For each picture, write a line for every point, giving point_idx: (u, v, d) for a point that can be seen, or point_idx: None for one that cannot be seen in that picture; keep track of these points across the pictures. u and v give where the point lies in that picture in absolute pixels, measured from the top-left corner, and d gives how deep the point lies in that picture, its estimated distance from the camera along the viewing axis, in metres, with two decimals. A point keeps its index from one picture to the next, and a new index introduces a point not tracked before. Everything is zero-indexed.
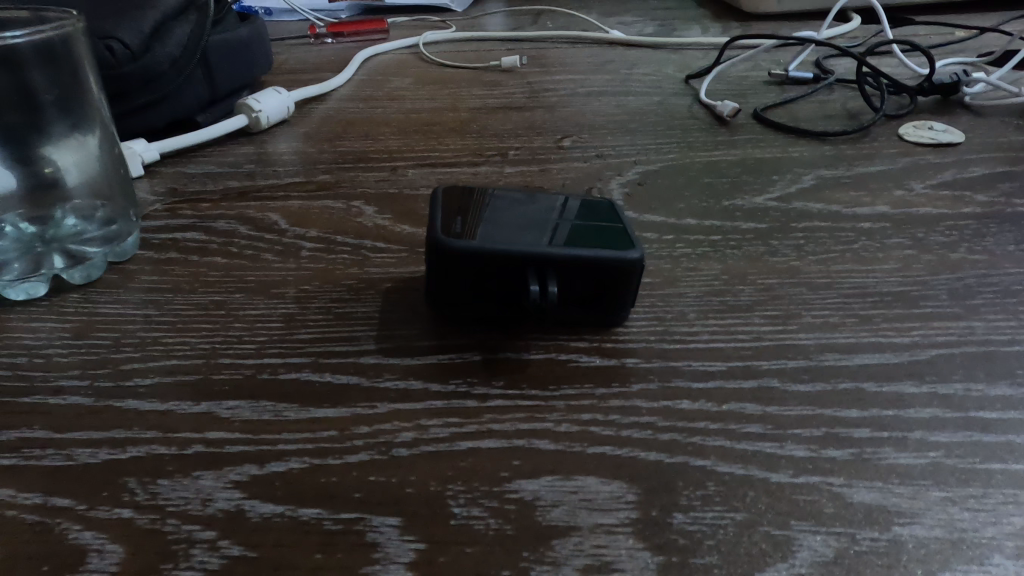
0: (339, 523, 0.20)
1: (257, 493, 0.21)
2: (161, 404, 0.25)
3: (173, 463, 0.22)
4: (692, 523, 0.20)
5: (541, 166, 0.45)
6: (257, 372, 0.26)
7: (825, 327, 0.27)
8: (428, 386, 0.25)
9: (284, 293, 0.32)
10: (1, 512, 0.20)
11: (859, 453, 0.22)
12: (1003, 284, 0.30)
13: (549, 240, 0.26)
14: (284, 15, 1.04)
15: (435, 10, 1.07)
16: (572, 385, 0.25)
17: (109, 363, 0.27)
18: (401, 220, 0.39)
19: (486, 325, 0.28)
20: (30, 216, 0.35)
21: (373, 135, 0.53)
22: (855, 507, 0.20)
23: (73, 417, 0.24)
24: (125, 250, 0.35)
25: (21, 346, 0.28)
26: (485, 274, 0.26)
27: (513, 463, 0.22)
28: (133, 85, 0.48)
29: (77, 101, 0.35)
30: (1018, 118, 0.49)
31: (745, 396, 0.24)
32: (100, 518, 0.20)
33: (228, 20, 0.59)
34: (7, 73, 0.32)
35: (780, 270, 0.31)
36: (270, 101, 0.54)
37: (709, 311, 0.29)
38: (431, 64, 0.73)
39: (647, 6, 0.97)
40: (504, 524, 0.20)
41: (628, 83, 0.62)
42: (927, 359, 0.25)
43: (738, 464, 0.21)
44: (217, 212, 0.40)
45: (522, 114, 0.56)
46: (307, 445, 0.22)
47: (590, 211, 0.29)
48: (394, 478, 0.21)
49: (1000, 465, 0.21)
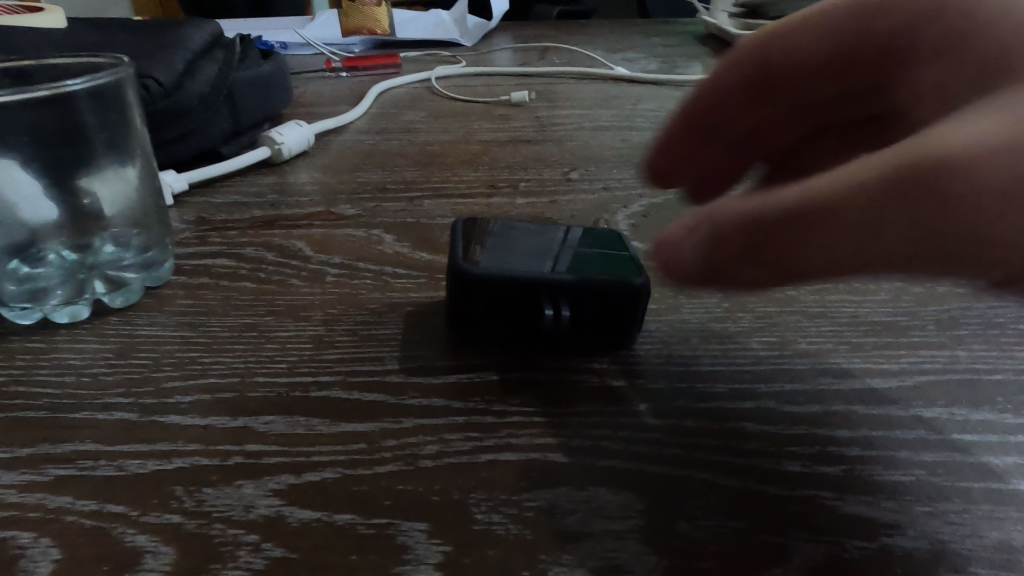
0: (371, 527, 0.22)
1: (295, 500, 0.23)
2: (201, 419, 0.26)
3: (216, 473, 0.24)
4: (695, 530, 0.21)
5: (551, 197, 0.48)
6: (289, 389, 0.28)
7: (819, 353, 0.29)
8: (449, 403, 0.27)
9: (311, 316, 0.34)
10: (61, 518, 0.22)
11: (849, 470, 0.23)
12: (986, 315, 0.32)
13: (560, 269, 0.28)
14: (300, 50, 1.08)
15: (445, 45, 1.12)
16: (583, 403, 0.27)
17: (151, 381, 0.29)
18: (419, 248, 0.41)
19: (501, 348, 0.30)
20: (71, 244, 0.37)
21: (390, 167, 0.55)
22: (845, 518, 0.22)
23: (120, 431, 0.26)
24: (160, 275, 0.37)
25: (67, 365, 0.30)
26: (503, 299, 0.28)
27: (530, 474, 0.23)
28: (164, 120, 0.50)
29: (121, 140, 0.37)
30: None
31: (745, 415, 0.26)
32: (152, 523, 0.22)
33: (250, 58, 0.63)
34: (63, 115, 0.34)
35: (777, 299, 0.33)
36: (292, 133, 0.57)
37: (710, 336, 0.31)
38: (443, 98, 0.76)
39: (650, 43, 1.00)
40: (523, 529, 0.21)
41: (633, 119, 0.65)
42: (915, 385, 0.27)
43: (738, 477, 0.23)
44: (244, 239, 0.43)
45: (532, 148, 0.58)
46: (340, 457, 0.24)
47: (598, 241, 0.32)
48: (420, 487, 0.23)
49: (980, 483, 0.23)
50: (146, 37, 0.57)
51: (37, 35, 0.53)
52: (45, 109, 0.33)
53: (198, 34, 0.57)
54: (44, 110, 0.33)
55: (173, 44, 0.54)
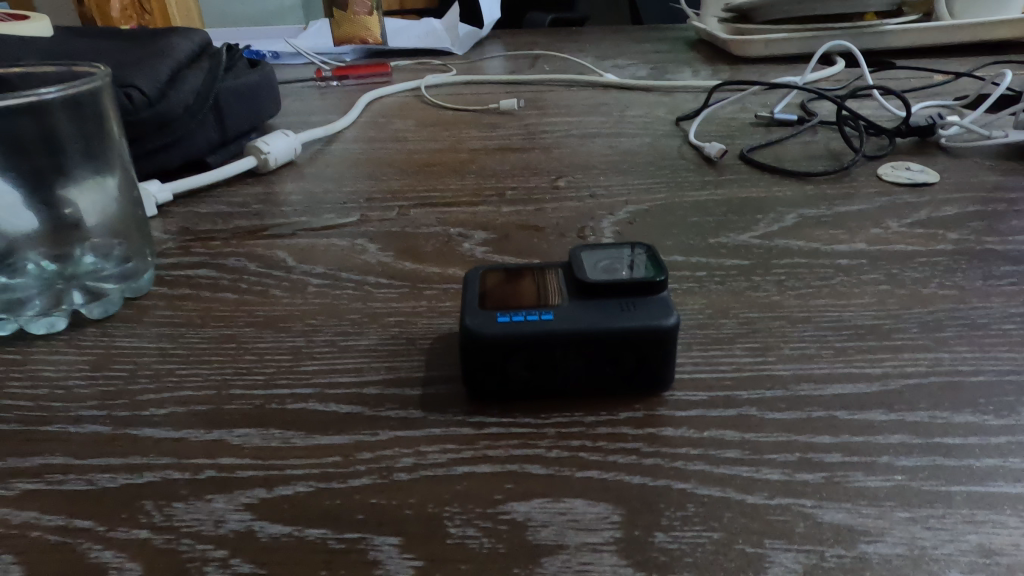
0: (343, 542, 0.21)
1: (267, 514, 0.22)
2: (174, 432, 0.26)
3: (188, 487, 0.23)
4: (671, 542, 0.21)
5: (537, 206, 0.48)
6: (264, 402, 0.28)
7: (802, 358, 0.29)
8: (427, 415, 0.27)
9: (291, 327, 0.33)
10: (26, 534, 0.22)
11: (829, 477, 0.23)
12: (971, 317, 0.31)
13: (566, 323, 0.26)
14: (290, 58, 1.09)
15: (436, 53, 1.12)
16: (562, 413, 0.26)
17: (125, 394, 0.28)
18: (403, 257, 0.41)
19: (605, 345, 0.26)
20: (51, 254, 0.37)
21: (376, 176, 0.55)
22: (824, 526, 0.21)
23: (92, 444, 0.26)
24: (141, 285, 0.37)
25: (41, 377, 0.30)
26: (620, 340, 0.26)
27: (506, 486, 0.23)
28: (148, 131, 0.50)
29: (100, 148, 0.37)
30: (994, 160, 0.49)
31: (724, 424, 0.25)
32: (119, 538, 0.21)
33: (238, 67, 0.63)
34: (35, 121, 0.34)
35: (761, 304, 0.33)
36: (278, 142, 0.56)
37: (692, 342, 0.30)
38: (433, 106, 0.76)
39: (639, 49, 1.01)
40: (497, 543, 0.21)
41: (621, 125, 0.64)
42: (895, 389, 0.27)
43: (717, 487, 0.23)
44: (226, 250, 0.42)
45: (519, 156, 0.58)
46: (313, 471, 0.24)
47: (475, 365, 0.26)
48: (394, 501, 0.23)
49: (960, 487, 0.22)
50: (132, 46, 0.57)
51: (22, 44, 0.53)
52: (24, 119, 0.33)
53: (185, 43, 0.57)
54: (22, 120, 0.33)
55: (157, 53, 0.54)
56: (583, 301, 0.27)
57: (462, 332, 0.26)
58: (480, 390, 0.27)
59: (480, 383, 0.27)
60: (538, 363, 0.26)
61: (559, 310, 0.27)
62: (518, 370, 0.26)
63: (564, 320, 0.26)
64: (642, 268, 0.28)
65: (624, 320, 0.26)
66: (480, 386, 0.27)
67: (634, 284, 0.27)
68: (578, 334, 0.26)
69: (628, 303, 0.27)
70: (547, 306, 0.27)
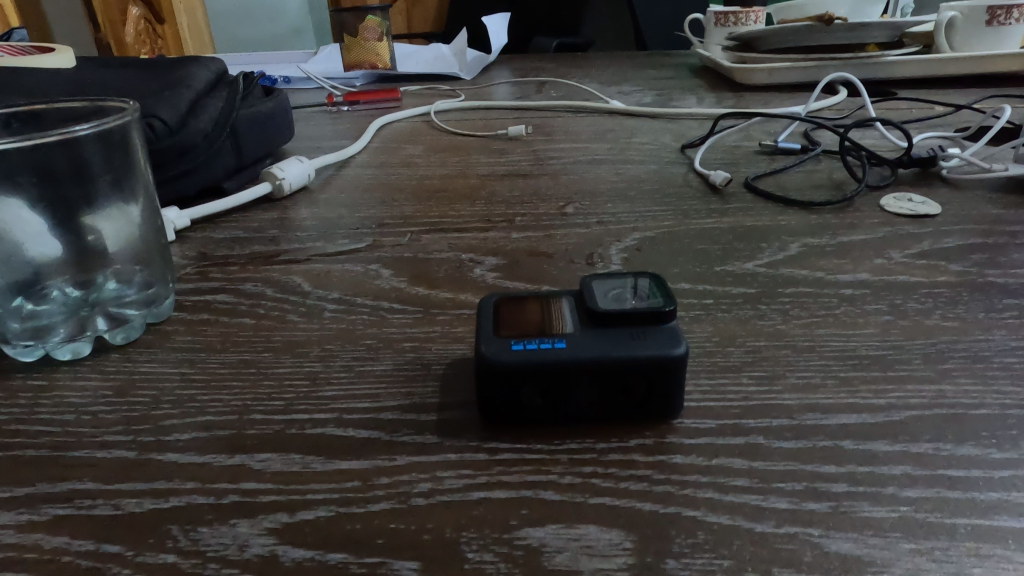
0: (364, 567, 0.22)
1: (289, 539, 0.23)
2: (198, 457, 0.27)
3: (212, 512, 0.24)
4: (683, 569, 0.21)
5: (546, 232, 0.49)
6: (284, 427, 0.29)
7: (808, 387, 0.29)
8: (443, 440, 0.27)
9: (308, 353, 0.34)
10: (57, 558, 0.23)
11: (835, 506, 0.23)
12: (972, 349, 0.32)
13: (582, 351, 0.27)
14: (301, 83, 1.11)
15: (444, 78, 1.14)
16: (574, 440, 0.27)
17: (149, 419, 0.29)
18: (416, 283, 0.41)
19: (619, 372, 0.27)
20: (75, 281, 0.38)
21: (389, 202, 0.56)
22: (831, 555, 0.22)
23: (118, 469, 0.26)
24: (162, 311, 0.38)
25: (68, 403, 0.31)
26: (634, 368, 0.26)
27: (520, 512, 0.24)
28: (168, 159, 0.51)
29: (126, 180, 0.38)
30: (994, 192, 0.50)
31: (732, 452, 0.26)
32: (147, 563, 0.22)
33: (253, 95, 0.65)
34: (66, 155, 0.35)
35: (767, 333, 0.34)
36: (293, 168, 0.58)
37: (700, 370, 0.31)
38: (442, 132, 0.78)
39: (644, 76, 1.03)
40: (513, 568, 0.22)
41: (627, 152, 0.66)
42: (899, 420, 0.27)
43: (726, 514, 0.23)
44: (244, 275, 0.43)
45: (527, 182, 0.60)
46: (332, 495, 0.25)
47: (490, 391, 0.27)
48: (412, 526, 0.23)
49: (963, 519, 0.23)
50: (152, 76, 0.59)
51: (47, 76, 0.55)
52: (55, 154, 0.35)
53: (203, 73, 0.59)
54: (54, 155, 0.35)
55: (177, 83, 0.56)
56: (594, 330, 0.28)
57: (477, 360, 0.27)
58: (495, 415, 0.28)
59: (494, 408, 0.27)
60: (551, 390, 0.27)
61: (570, 338, 0.27)
62: (531, 396, 0.27)
63: (576, 349, 0.27)
64: (649, 297, 0.29)
65: (633, 349, 0.27)
66: (493, 410, 0.27)
67: (643, 314, 0.28)
68: (589, 362, 0.26)
69: (637, 332, 0.28)
70: (560, 334, 0.28)
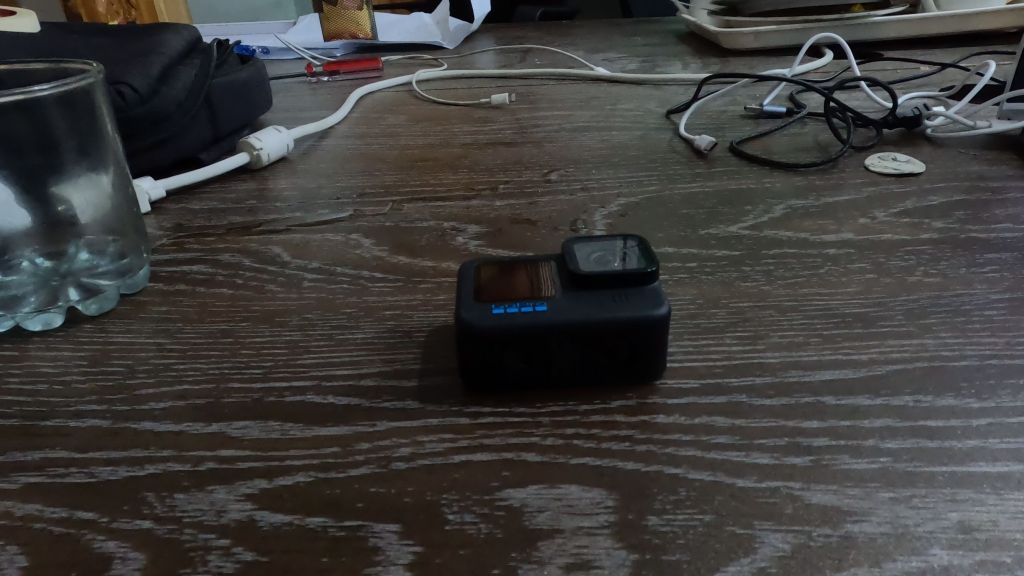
0: (344, 530, 0.22)
1: (268, 504, 0.23)
2: (175, 425, 0.26)
3: (188, 479, 0.24)
4: (664, 524, 0.21)
5: (529, 199, 0.48)
6: (262, 395, 0.28)
7: (790, 346, 0.29)
8: (424, 406, 0.27)
9: (287, 322, 0.34)
10: (30, 526, 0.22)
11: (816, 460, 0.23)
12: (954, 304, 0.32)
13: (563, 314, 0.26)
14: (280, 54, 1.08)
15: (427, 47, 1.12)
16: (556, 403, 0.27)
17: (124, 388, 0.29)
18: (397, 251, 0.41)
19: (601, 334, 0.26)
20: (45, 251, 0.37)
21: (369, 171, 0.55)
22: (812, 507, 0.22)
23: (92, 438, 0.26)
24: (137, 281, 0.37)
25: (40, 373, 0.30)
26: (616, 330, 0.26)
27: (502, 474, 0.24)
28: (140, 129, 0.50)
29: (93, 146, 0.37)
30: (978, 150, 0.50)
31: (715, 411, 0.26)
32: (122, 529, 0.22)
33: (229, 63, 0.63)
34: (28, 119, 0.34)
35: (751, 294, 0.33)
36: (271, 138, 0.56)
37: (683, 332, 0.31)
38: (425, 101, 0.76)
39: (630, 43, 1.01)
40: (494, 528, 0.22)
41: (612, 119, 0.65)
42: (880, 375, 0.27)
43: (707, 471, 0.23)
44: (221, 246, 0.42)
45: (511, 150, 0.59)
46: (311, 461, 0.24)
47: (472, 355, 0.27)
48: (392, 490, 0.23)
49: (943, 468, 0.23)
50: (123, 43, 0.57)
51: (11, 43, 0.53)
52: (17, 118, 0.33)
53: (175, 40, 0.57)
54: (15, 119, 0.33)
55: (148, 50, 0.54)
56: (576, 292, 0.28)
57: (457, 324, 0.26)
58: (477, 380, 0.27)
59: (476, 372, 0.27)
60: (533, 353, 0.26)
61: (553, 301, 0.27)
62: (513, 359, 0.27)
63: (558, 311, 0.26)
64: (632, 259, 0.29)
65: (616, 311, 0.26)
66: (475, 375, 0.27)
67: (626, 276, 0.27)
68: (571, 325, 0.26)
69: (620, 294, 0.27)
70: (542, 297, 0.27)
